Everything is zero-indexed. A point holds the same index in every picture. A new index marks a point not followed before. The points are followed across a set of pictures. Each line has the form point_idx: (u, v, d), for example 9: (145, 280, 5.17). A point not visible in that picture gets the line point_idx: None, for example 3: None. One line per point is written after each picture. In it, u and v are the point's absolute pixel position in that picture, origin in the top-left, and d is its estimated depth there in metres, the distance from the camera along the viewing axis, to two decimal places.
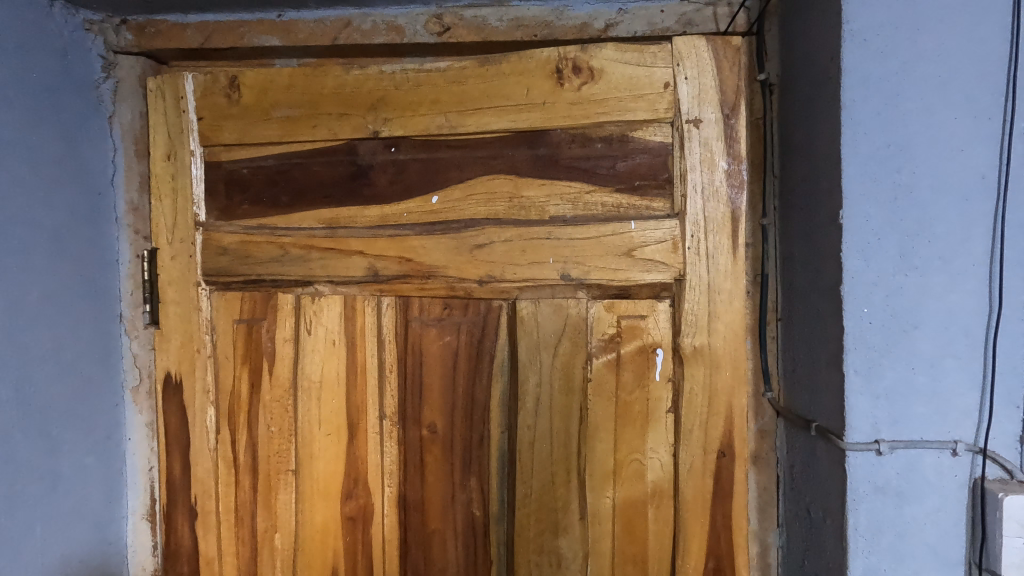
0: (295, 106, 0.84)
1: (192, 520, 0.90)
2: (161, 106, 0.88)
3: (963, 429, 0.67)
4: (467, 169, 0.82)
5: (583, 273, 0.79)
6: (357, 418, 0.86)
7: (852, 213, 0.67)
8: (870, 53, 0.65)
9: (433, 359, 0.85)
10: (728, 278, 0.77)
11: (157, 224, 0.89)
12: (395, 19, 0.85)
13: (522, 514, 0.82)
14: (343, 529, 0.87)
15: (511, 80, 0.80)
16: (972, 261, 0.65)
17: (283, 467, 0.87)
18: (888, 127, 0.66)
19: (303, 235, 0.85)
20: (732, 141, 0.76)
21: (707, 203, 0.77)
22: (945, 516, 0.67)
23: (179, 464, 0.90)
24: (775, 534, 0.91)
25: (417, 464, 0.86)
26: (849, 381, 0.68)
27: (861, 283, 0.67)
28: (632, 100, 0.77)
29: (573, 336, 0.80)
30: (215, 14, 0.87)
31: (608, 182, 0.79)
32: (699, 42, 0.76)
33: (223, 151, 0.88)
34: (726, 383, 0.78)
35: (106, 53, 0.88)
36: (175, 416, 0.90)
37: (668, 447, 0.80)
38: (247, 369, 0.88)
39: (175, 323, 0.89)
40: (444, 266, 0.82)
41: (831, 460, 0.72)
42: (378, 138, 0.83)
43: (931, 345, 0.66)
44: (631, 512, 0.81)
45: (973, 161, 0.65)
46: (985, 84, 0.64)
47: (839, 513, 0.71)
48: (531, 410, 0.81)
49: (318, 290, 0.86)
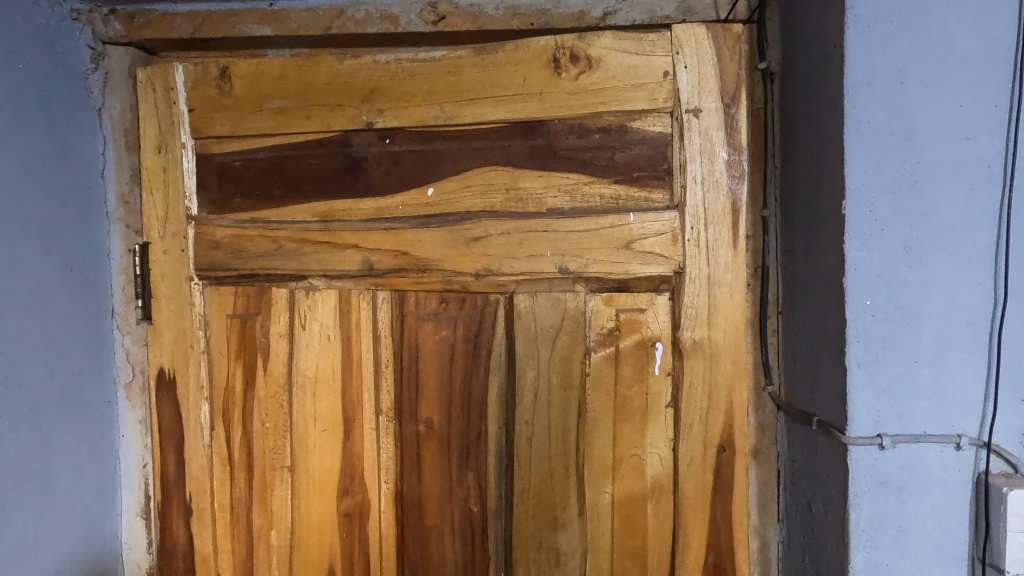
0: (287, 97, 0.83)
1: (187, 517, 0.89)
2: (151, 98, 0.86)
3: (967, 423, 0.66)
4: (462, 161, 0.81)
5: (581, 266, 0.78)
6: (353, 414, 0.86)
7: (855, 203, 0.65)
8: (873, 39, 0.64)
9: (430, 353, 0.84)
10: (728, 271, 0.76)
11: (149, 218, 0.87)
12: (389, 8, 0.83)
13: (520, 510, 0.81)
14: (339, 526, 0.86)
15: (508, 69, 0.78)
16: (976, 252, 0.64)
17: (278, 463, 0.86)
18: (892, 115, 0.64)
19: (296, 228, 0.84)
20: (733, 131, 0.75)
21: (706, 195, 0.75)
22: (949, 511, 0.66)
23: (173, 460, 0.89)
24: (775, 529, 0.90)
25: (413, 460, 0.85)
26: (852, 374, 0.67)
27: (864, 275, 0.66)
28: (631, 89, 0.76)
29: (571, 330, 0.79)
30: (206, 4, 0.86)
31: (606, 173, 0.78)
32: (699, 30, 0.75)
33: (215, 143, 0.86)
34: (727, 377, 0.77)
35: (94, 44, 0.87)
36: (168, 413, 0.89)
37: (667, 442, 0.79)
38: (241, 365, 0.86)
39: (168, 318, 0.87)
40: (440, 260, 0.81)
41: (833, 455, 0.72)
42: (372, 129, 0.82)
43: (935, 338, 0.65)
44: (630, 507, 0.80)
45: (979, 150, 0.63)
46: (992, 71, 0.63)
47: (841, 508, 0.70)
48: (528, 405, 0.80)
49: (312, 284, 0.85)
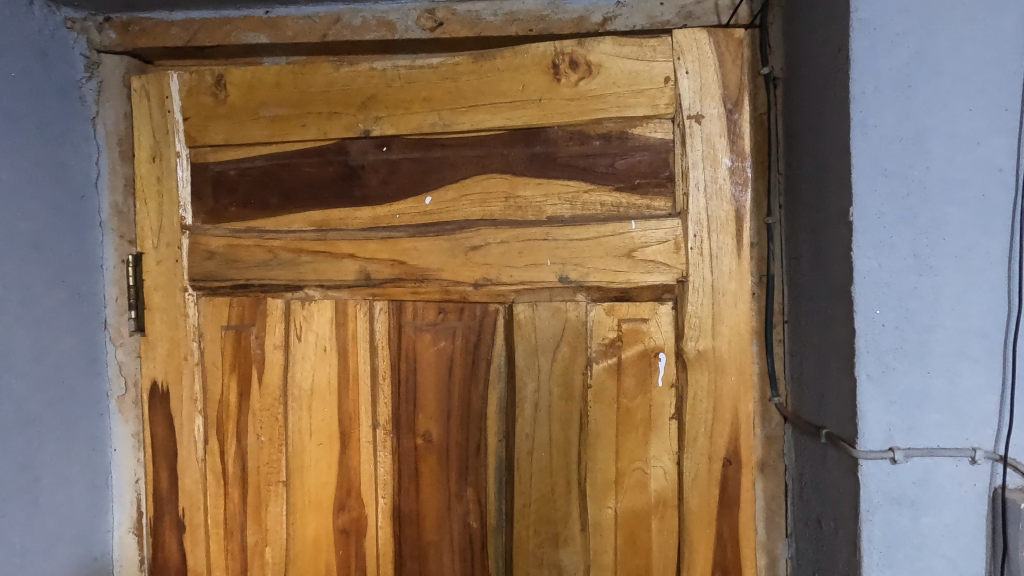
0: (283, 105, 0.82)
1: (180, 534, 0.87)
2: (145, 107, 0.85)
3: (982, 437, 0.64)
4: (460, 169, 0.79)
5: (583, 275, 0.76)
6: (349, 427, 0.84)
7: (863, 210, 0.64)
8: (880, 43, 0.63)
9: (428, 365, 0.82)
10: (733, 280, 0.74)
11: (143, 227, 0.86)
12: (386, 15, 0.82)
13: (521, 526, 0.79)
14: (336, 542, 0.84)
15: (506, 76, 0.77)
16: (989, 260, 0.63)
17: (273, 478, 0.84)
18: (900, 120, 0.63)
19: (292, 237, 0.83)
20: (736, 136, 0.73)
21: (710, 202, 0.74)
22: (965, 528, 0.64)
23: (166, 475, 0.87)
24: (784, 545, 0.87)
25: (411, 474, 0.83)
26: (862, 386, 0.65)
27: (873, 283, 0.64)
28: (631, 95, 0.75)
29: (572, 340, 0.77)
30: (202, 12, 0.85)
31: (607, 181, 0.77)
32: (700, 35, 0.73)
33: (210, 152, 0.85)
34: (731, 388, 0.75)
35: (89, 53, 0.86)
36: (161, 426, 0.87)
37: (671, 455, 0.77)
38: (236, 377, 0.85)
39: (161, 330, 0.86)
40: (438, 269, 0.79)
41: (843, 468, 0.69)
42: (369, 137, 0.81)
43: (947, 348, 0.63)
44: (633, 523, 0.78)
45: (989, 155, 0.62)
46: (1002, 75, 0.61)
47: (851, 524, 0.68)
48: (529, 417, 0.78)
49: (308, 294, 0.83)
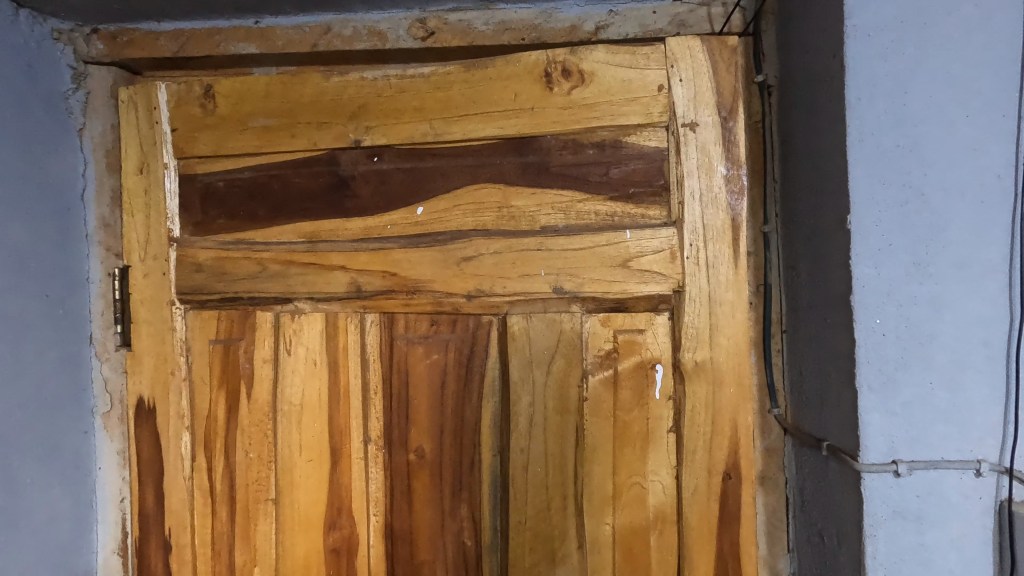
0: (273, 115, 0.81)
1: (166, 555, 0.84)
2: (133, 118, 0.84)
3: (986, 449, 0.62)
4: (452, 178, 0.78)
5: (577, 286, 0.75)
6: (340, 442, 0.82)
7: (861, 218, 0.63)
8: (875, 49, 0.62)
9: (421, 377, 0.80)
10: (729, 289, 0.73)
11: (129, 240, 0.84)
12: (377, 24, 0.82)
13: (516, 545, 0.76)
14: (326, 562, 0.82)
15: (498, 84, 0.76)
16: (989, 267, 0.61)
17: (262, 496, 0.82)
18: (897, 127, 0.62)
19: (281, 249, 0.81)
20: (731, 144, 0.73)
21: (705, 210, 0.73)
22: (970, 542, 0.63)
23: (153, 493, 0.85)
24: (785, 561, 0.85)
25: (404, 490, 0.81)
26: (862, 399, 0.64)
27: (872, 292, 0.63)
28: (625, 103, 0.74)
29: (566, 353, 0.75)
30: (192, 23, 0.84)
31: (600, 190, 0.76)
32: (693, 42, 0.73)
33: (198, 163, 0.84)
34: (730, 400, 0.73)
35: (76, 64, 0.85)
36: (147, 444, 0.84)
37: (670, 469, 0.76)
38: (224, 393, 0.83)
39: (148, 344, 0.84)
40: (430, 281, 0.78)
41: (846, 482, 0.68)
42: (360, 147, 0.80)
43: (949, 357, 0.62)
44: (632, 539, 0.76)
45: (987, 161, 0.61)
46: (999, 80, 0.61)
47: (855, 539, 0.66)
48: (523, 431, 0.76)
49: (298, 307, 0.82)
